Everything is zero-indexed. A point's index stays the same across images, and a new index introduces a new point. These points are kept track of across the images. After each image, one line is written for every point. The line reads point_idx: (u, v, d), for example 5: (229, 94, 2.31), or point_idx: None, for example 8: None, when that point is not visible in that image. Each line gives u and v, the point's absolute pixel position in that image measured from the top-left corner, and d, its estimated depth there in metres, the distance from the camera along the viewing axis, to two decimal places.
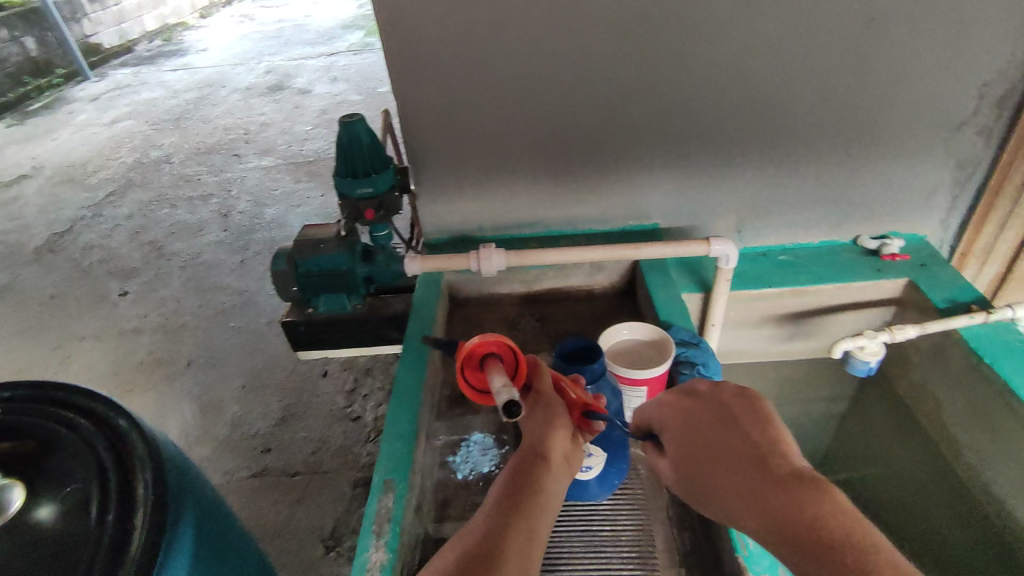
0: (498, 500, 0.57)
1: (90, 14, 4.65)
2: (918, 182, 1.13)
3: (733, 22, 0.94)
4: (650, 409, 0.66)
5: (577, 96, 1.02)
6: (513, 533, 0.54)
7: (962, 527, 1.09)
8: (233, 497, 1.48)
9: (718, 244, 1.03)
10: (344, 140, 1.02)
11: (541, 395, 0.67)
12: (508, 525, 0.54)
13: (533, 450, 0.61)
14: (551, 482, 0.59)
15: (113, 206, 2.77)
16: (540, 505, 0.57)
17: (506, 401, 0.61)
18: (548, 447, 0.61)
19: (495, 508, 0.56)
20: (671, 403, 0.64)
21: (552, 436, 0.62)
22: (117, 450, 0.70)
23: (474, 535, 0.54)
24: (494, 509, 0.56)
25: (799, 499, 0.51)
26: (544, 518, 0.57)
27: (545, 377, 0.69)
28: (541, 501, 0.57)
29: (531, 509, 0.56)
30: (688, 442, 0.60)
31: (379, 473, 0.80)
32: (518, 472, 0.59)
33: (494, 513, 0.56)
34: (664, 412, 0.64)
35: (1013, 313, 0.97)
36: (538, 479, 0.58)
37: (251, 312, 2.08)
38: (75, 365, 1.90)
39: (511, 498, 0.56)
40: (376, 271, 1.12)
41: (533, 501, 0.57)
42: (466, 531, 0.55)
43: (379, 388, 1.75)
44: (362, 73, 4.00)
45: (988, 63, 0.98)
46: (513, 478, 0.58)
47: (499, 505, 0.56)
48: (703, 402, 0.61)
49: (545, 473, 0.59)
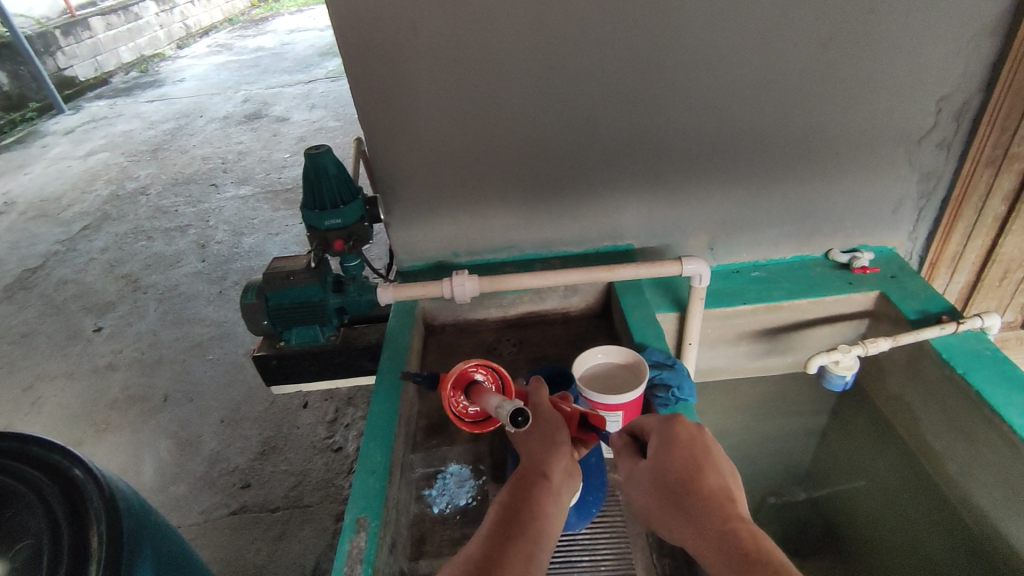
0: (497, 521, 0.58)
1: (64, 47, 4.63)
2: (885, 196, 1.14)
3: (696, 44, 0.95)
4: (650, 421, 0.65)
5: (544, 119, 1.03)
6: (514, 555, 0.55)
7: (946, 540, 1.08)
8: (211, 537, 1.43)
9: (690, 263, 1.03)
10: (311, 171, 1.01)
11: (535, 410, 0.67)
12: (507, 547, 0.55)
13: (536, 469, 0.61)
14: (552, 504, 0.59)
15: (87, 239, 2.73)
16: (540, 527, 0.58)
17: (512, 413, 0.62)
18: (550, 466, 0.61)
19: (495, 531, 0.57)
20: (672, 421, 0.62)
21: (550, 455, 0.62)
22: (72, 503, 0.68)
23: (476, 556, 0.55)
24: (495, 530, 0.57)
25: (752, 540, 0.54)
26: (544, 539, 0.58)
27: (542, 391, 0.69)
28: (541, 524, 0.58)
29: (532, 531, 0.57)
30: (668, 464, 0.60)
31: (351, 511, 0.77)
32: (519, 491, 0.59)
33: (495, 535, 0.57)
34: (662, 429, 0.63)
35: (982, 322, 0.99)
36: (537, 500, 0.59)
37: (229, 344, 2.04)
38: (48, 405, 1.85)
39: (510, 518, 0.57)
40: (349, 303, 1.09)
41: (534, 523, 0.58)
42: (467, 552, 0.57)
43: (361, 417, 1.73)
44: (341, 99, 4.02)
45: (943, 80, 1.00)
46: (515, 500, 0.59)
47: (500, 527, 0.57)
48: (699, 435, 0.61)
49: (546, 495, 0.59)
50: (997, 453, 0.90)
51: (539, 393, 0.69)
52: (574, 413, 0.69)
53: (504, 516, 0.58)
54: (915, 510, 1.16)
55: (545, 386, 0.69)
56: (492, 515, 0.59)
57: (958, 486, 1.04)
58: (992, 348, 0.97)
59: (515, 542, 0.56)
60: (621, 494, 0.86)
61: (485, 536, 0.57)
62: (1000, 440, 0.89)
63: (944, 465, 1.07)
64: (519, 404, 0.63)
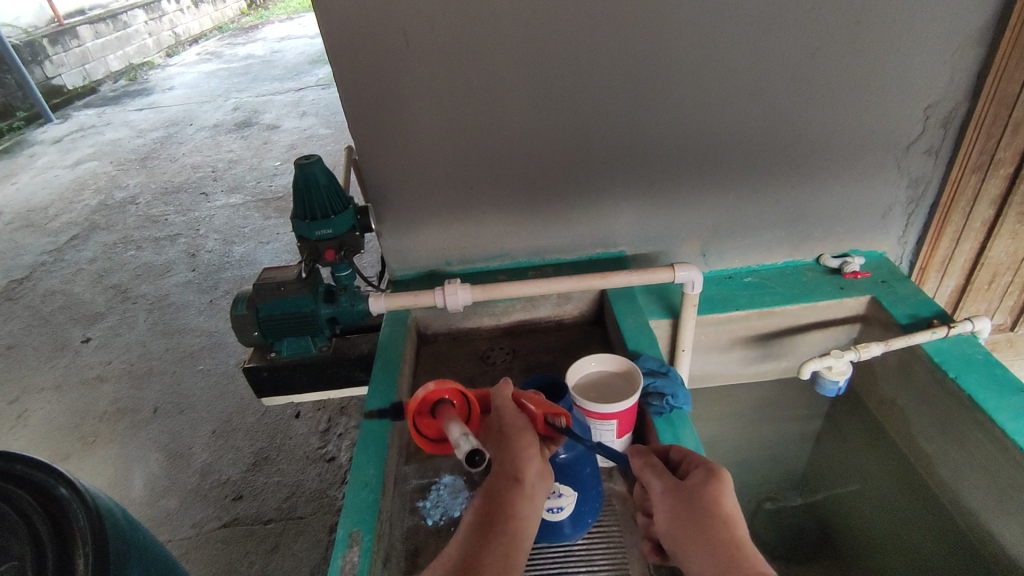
0: (472, 524, 0.58)
1: (51, 56, 4.60)
2: (875, 201, 1.15)
3: (686, 52, 0.95)
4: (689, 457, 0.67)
5: (534, 127, 1.02)
6: (490, 558, 0.56)
7: (939, 543, 1.08)
8: (202, 551, 1.41)
9: (683, 270, 1.02)
10: (301, 181, 1.00)
11: (502, 411, 0.66)
12: (482, 552, 0.56)
13: (508, 474, 0.60)
14: (523, 505, 0.59)
15: (76, 249, 2.70)
16: (513, 530, 0.58)
17: (467, 451, 0.59)
18: (521, 469, 0.60)
19: (469, 538, 0.57)
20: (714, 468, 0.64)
21: (524, 457, 0.61)
22: (57, 524, 0.67)
23: (451, 563, 0.56)
24: (468, 537, 0.58)
25: None
26: (520, 540, 0.58)
27: (505, 391, 0.68)
28: (515, 525, 0.58)
29: (506, 535, 0.57)
30: (700, 495, 0.61)
31: (344, 524, 0.77)
32: (491, 497, 0.59)
33: (470, 540, 0.57)
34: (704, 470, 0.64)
35: (972, 326, 0.99)
36: (509, 504, 0.59)
37: (220, 354, 2.02)
38: (35, 418, 1.82)
39: (484, 524, 0.57)
40: (342, 312, 1.07)
41: (506, 526, 0.58)
42: (443, 558, 0.57)
43: (354, 426, 1.72)
44: (331, 107, 4.02)
45: (930, 87, 1.01)
46: (487, 506, 0.59)
47: (474, 534, 0.58)
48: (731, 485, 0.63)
49: (518, 498, 0.59)
50: (988, 457, 0.91)
51: (503, 393, 0.68)
52: (539, 411, 0.66)
53: (478, 520, 0.58)
54: (909, 514, 1.16)
55: (507, 385, 0.69)
56: (466, 520, 0.59)
57: (951, 489, 1.04)
58: (983, 351, 0.98)
59: (488, 545, 0.57)
60: (616, 503, 0.86)
61: (460, 542, 0.57)
62: (992, 444, 0.89)
63: (937, 468, 1.07)
64: (474, 441, 0.60)
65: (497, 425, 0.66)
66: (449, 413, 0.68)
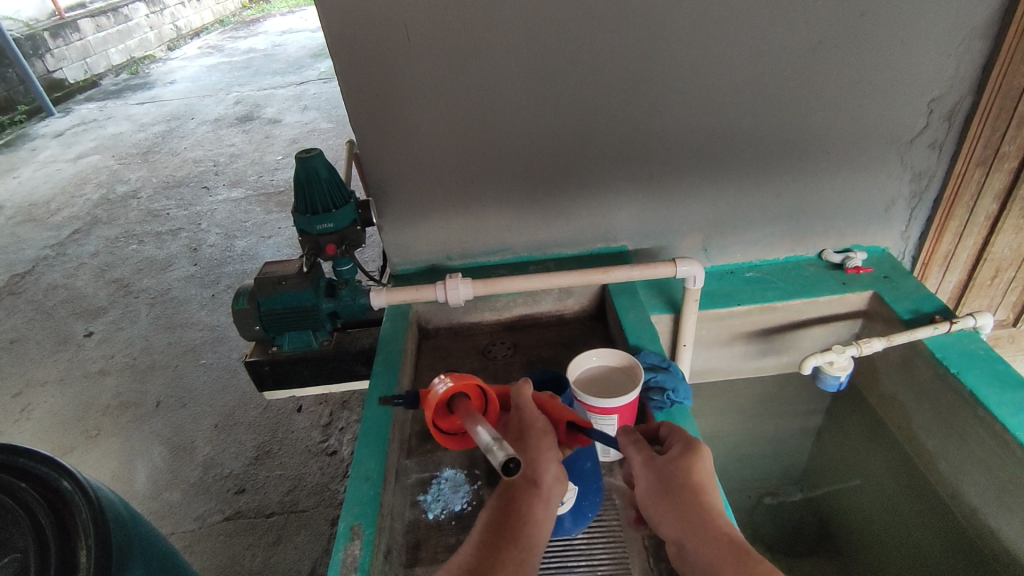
0: (487, 527, 0.59)
1: (53, 50, 4.60)
2: (877, 195, 1.14)
3: (688, 45, 0.95)
4: (668, 432, 0.67)
5: (535, 121, 1.02)
6: (505, 561, 0.56)
7: (940, 538, 1.08)
8: (205, 543, 1.42)
9: (684, 265, 1.02)
10: (302, 176, 1.00)
11: (522, 412, 0.67)
12: (498, 556, 0.56)
13: (523, 477, 0.61)
14: (539, 508, 0.59)
15: (78, 244, 2.71)
16: (529, 533, 0.58)
17: (503, 461, 0.56)
18: (537, 472, 0.61)
19: (483, 539, 0.58)
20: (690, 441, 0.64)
21: (540, 460, 0.62)
22: (60, 517, 0.68)
23: (465, 565, 0.56)
24: (482, 539, 0.58)
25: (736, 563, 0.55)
26: (534, 543, 0.58)
27: (527, 391, 0.68)
28: (529, 529, 0.58)
29: (520, 538, 0.57)
30: (676, 469, 0.61)
31: (345, 518, 0.77)
32: (507, 500, 0.60)
33: (483, 542, 0.57)
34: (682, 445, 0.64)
35: (974, 322, 0.99)
36: (524, 506, 0.59)
37: (222, 348, 2.03)
38: (39, 411, 1.83)
39: (499, 527, 0.58)
40: (342, 307, 1.08)
41: (521, 529, 0.58)
42: (457, 559, 0.57)
43: (356, 421, 1.72)
44: (333, 101, 4.01)
45: (933, 81, 1.00)
46: (503, 509, 0.59)
47: (488, 536, 0.58)
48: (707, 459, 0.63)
49: (533, 501, 0.59)
50: (989, 453, 0.91)
51: (524, 393, 0.68)
52: (560, 417, 0.69)
53: (493, 523, 0.59)
54: (909, 508, 1.16)
55: (529, 385, 0.69)
56: (481, 522, 0.60)
57: (951, 484, 1.04)
58: (986, 347, 0.97)
59: (503, 548, 0.56)
60: (617, 498, 0.86)
61: (474, 544, 0.58)
62: (994, 439, 0.89)
63: (938, 464, 1.07)
64: (507, 449, 0.57)
65: (518, 426, 0.66)
66: (470, 410, 0.67)
